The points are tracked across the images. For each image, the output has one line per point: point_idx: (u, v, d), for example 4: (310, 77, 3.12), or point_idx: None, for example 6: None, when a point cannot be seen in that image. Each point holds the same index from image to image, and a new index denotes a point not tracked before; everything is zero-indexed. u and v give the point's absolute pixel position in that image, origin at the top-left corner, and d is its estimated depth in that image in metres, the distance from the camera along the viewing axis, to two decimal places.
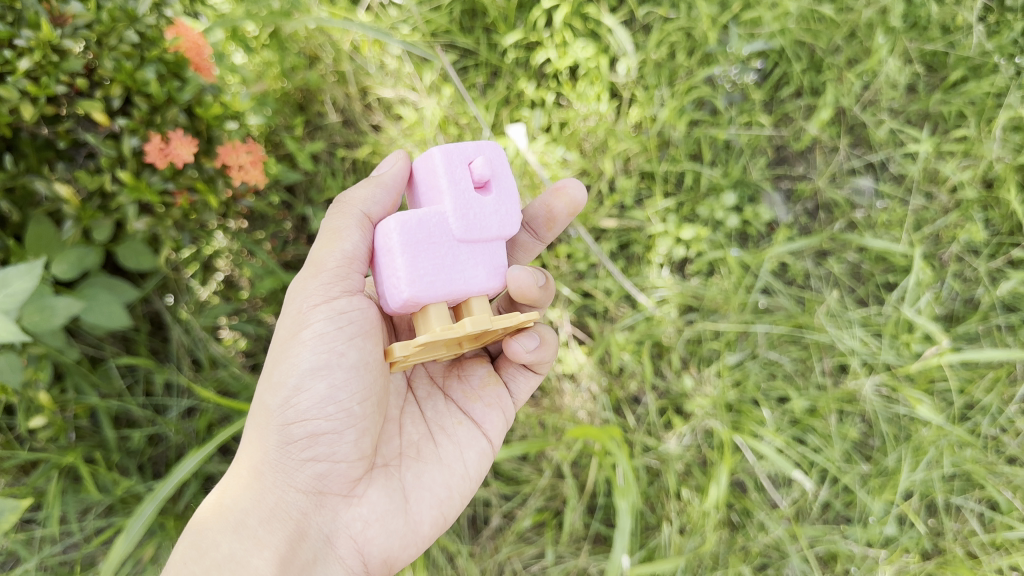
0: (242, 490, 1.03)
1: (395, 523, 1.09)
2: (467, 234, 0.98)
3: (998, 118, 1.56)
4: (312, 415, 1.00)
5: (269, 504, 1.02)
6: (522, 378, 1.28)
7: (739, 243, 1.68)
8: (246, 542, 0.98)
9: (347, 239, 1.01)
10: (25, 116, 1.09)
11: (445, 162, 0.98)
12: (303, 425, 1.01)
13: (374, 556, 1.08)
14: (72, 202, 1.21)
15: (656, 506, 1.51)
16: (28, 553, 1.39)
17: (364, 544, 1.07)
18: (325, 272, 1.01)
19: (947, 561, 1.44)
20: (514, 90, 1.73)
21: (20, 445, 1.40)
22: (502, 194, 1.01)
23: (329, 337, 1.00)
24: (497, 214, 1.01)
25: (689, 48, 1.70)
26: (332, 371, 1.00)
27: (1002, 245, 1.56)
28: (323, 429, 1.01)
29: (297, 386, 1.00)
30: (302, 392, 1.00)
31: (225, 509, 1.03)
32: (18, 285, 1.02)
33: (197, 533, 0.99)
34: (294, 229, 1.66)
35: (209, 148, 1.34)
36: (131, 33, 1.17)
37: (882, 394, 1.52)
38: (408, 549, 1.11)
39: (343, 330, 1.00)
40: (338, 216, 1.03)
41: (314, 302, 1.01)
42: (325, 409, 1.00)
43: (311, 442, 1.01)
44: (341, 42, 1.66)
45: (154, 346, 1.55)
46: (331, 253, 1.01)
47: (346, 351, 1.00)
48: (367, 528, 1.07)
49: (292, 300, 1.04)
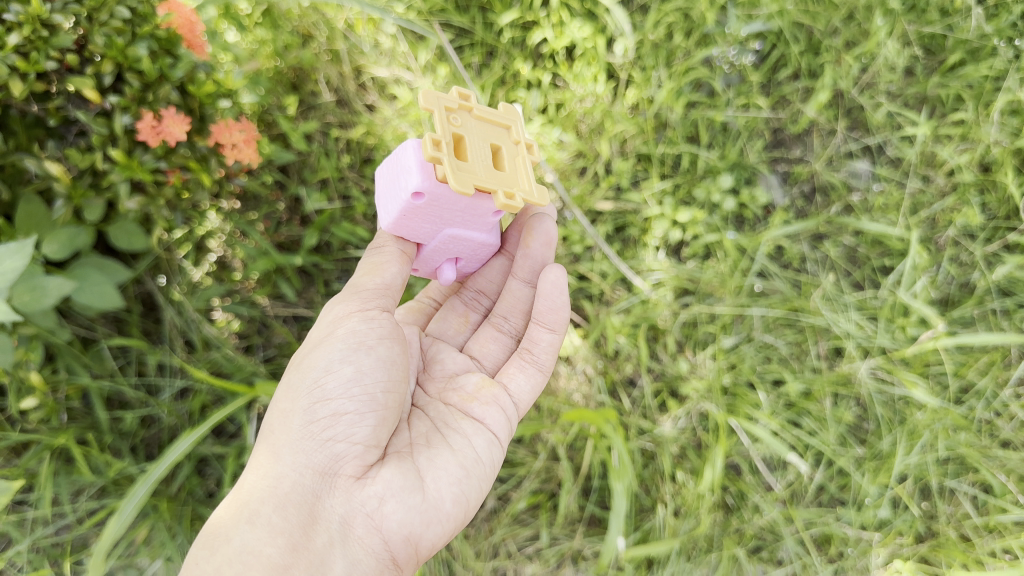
0: (258, 480, 1.01)
1: (412, 500, 1.05)
2: None
3: (996, 101, 1.56)
4: (337, 395, 1.01)
5: (284, 489, 1.00)
6: (521, 375, 1.27)
7: (736, 226, 1.67)
8: (260, 530, 0.96)
9: (387, 271, 1.08)
10: (14, 93, 1.07)
11: None
12: (327, 404, 1.01)
13: (393, 534, 1.04)
14: (63, 180, 1.19)
15: (651, 488, 1.51)
16: (20, 535, 1.39)
17: (381, 521, 1.03)
18: (367, 291, 1.07)
19: (940, 544, 1.45)
20: (510, 70, 1.71)
21: (12, 426, 1.40)
22: None
23: (361, 332, 1.03)
24: None
25: (687, 29, 1.69)
26: (360, 356, 1.03)
27: (999, 229, 1.56)
28: (346, 409, 1.01)
29: (326, 368, 1.02)
30: (330, 374, 1.02)
31: (240, 504, 1.00)
32: (8, 264, 0.99)
33: (211, 531, 0.98)
34: (287, 210, 1.64)
35: (202, 127, 1.31)
36: (122, 8, 1.14)
37: (878, 377, 1.52)
38: (430, 526, 1.07)
39: (375, 331, 1.04)
40: (376, 251, 1.09)
41: (351, 310, 1.06)
42: (350, 390, 1.01)
43: (332, 422, 1.01)
44: (335, 20, 1.65)
45: (147, 328, 1.53)
46: (371, 279, 1.07)
47: (375, 345, 1.04)
48: (383, 505, 1.03)
49: (329, 311, 1.09)
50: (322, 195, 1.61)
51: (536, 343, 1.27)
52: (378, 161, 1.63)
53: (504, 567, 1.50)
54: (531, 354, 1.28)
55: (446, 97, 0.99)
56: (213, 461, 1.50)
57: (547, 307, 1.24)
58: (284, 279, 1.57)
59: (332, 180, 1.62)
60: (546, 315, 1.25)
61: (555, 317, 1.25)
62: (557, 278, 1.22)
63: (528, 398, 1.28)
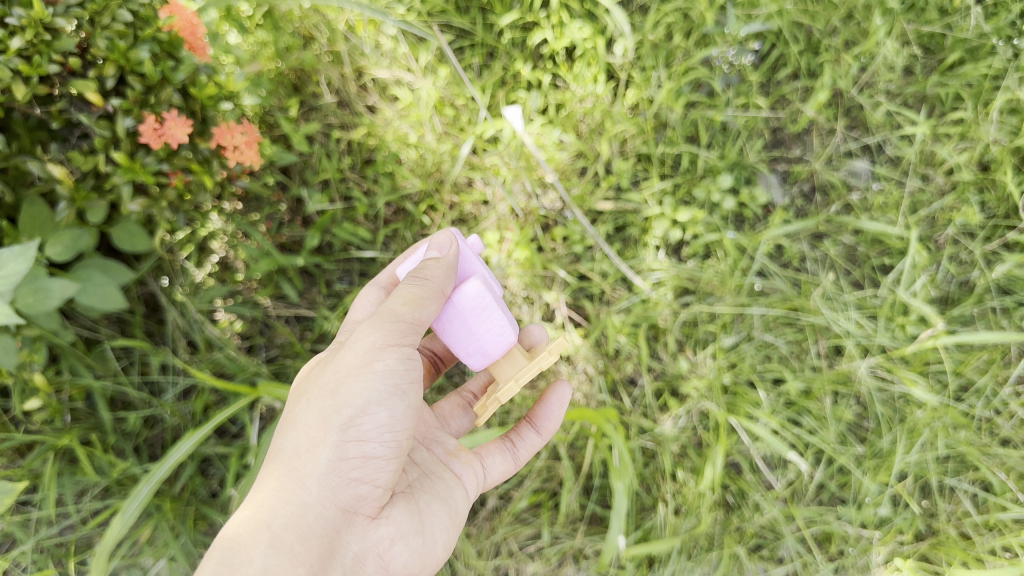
0: (281, 504, 0.99)
1: (415, 542, 1.10)
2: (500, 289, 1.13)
3: (995, 100, 1.57)
4: (372, 438, 0.98)
5: (307, 521, 0.99)
6: (499, 456, 1.28)
7: (735, 225, 1.67)
8: (283, 559, 0.96)
9: (425, 309, 0.97)
10: (18, 97, 1.07)
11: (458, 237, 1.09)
12: (360, 446, 0.98)
13: (395, 570, 1.10)
14: (66, 182, 1.20)
15: (652, 487, 1.52)
16: (25, 536, 1.39)
17: (388, 559, 1.08)
18: (404, 324, 0.98)
19: (940, 542, 1.46)
20: (510, 71, 1.72)
21: (16, 427, 1.40)
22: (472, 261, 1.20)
23: (399, 375, 0.97)
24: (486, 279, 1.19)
25: (686, 29, 1.69)
26: (397, 402, 0.97)
27: (999, 228, 1.56)
28: (378, 454, 0.99)
29: (362, 409, 0.97)
30: (366, 415, 0.97)
31: (259, 525, 0.99)
32: (12, 267, 1.00)
33: (229, 549, 0.96)
34: (289, 211, 1.65)
35: (204, 129, 1.33)
36: (124, 11, 1.15)
37: (877, 375, 1.52)
38: (426, 565, 1.13)
39: (412, 373, 0.99)
40: (417, 283, 0.98)
41: (388, 344, 0.99)
42: (384, 435, 0.98)
43: (362, 463, 0.99)
44: (336, 22, 1.66)
45: (150, 329, 1.54)
46: (410, 311, 0.97)
47: (411, 391, 0.99)
48: (392, 545, 1.08)
49: (362, 337, 1.00)
50: (324, 196, 1.62)
51: (522, 438, 1.29)
52: (378, 162, 1.64)
53: (506, 566, 1.52)
54: (513, 445, 1.29)
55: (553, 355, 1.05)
56: (217, 461, 1.51)
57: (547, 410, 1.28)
58: (286, 279, 1.59)
59: (333, 181, 1.63)
60: (543, 420, 1.28)
61: (548, 424, 1.28)
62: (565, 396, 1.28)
63: (497, 478, 1.29)
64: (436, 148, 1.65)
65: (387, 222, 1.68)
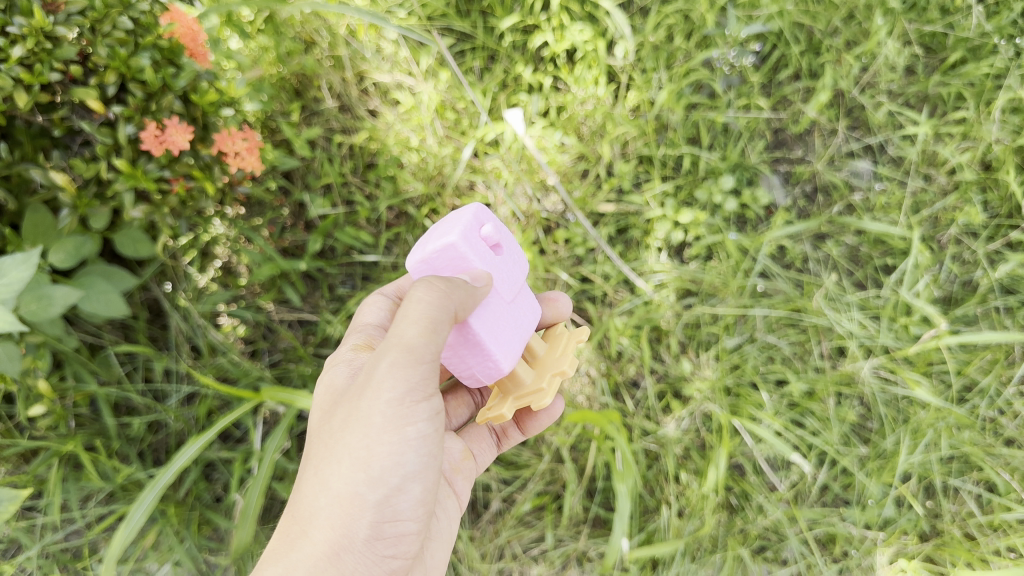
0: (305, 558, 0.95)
1: None
2: (512, 293, 1.02)
3: (997, 99, 1.56)
4: (406, 515, 1.00)
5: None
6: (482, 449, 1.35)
7: (737, 227, 1.67)
8: None
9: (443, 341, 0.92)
10: (19, 105, 1.07)
11: (471, 248, 0.93)
12: (394, 523, 0.99)
13: None
14: (68, 190, 1.20)
15: (655, 489, 1.52)
16: (30, 541, 1.40)
17: None
18: (428, 366, 0.94)
19: (945, 543, 1.45)
20: (511, 74, 1.72)
21: (21, 433, 1.40)
22: (510, 250, 1.01)
23: (431, 439, 0.98)
24: (513, 263, 1.03)
25: (687, 31, 1.70)
26: (428, 472, 1.00)
27: (1001, 227, 1.56)
28: (408, 529, 1.01)
29: (399, 487, 0.97)
30: (400, 493, 0.97)
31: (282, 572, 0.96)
32: (14, 275, 1.00)
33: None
34: (292, 215, 1.66)
35: (205, 135, 1.33)
36: (125, 18, 1.15)
37: (880, 376, 1.52)
38: None
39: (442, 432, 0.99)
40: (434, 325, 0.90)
41: (422, 398, 0.96)
42: (415, 509, 1.01)
43: (395, 539, 1.01)
44: (337, 27, 1.67)
45: (153, 334, 1.53)
46: (433, 349, 0.92)
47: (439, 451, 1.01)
48: None
49: (385, 391, 0.93)
50: (326, 201, 1.62)
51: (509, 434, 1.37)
52: (380, 165, 1.64)
53: (509, 569, 1.51)
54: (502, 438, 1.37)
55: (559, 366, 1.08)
56: (220, 466, 1.51)
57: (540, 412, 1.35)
58: (289, 284, 1.59)
59: (335, 185, 1.63)
60: (532, 428, 1.35)
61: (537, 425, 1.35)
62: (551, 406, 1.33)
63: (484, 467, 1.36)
64: (437, 152, 1.65)
65: (389, 226, 1.68)
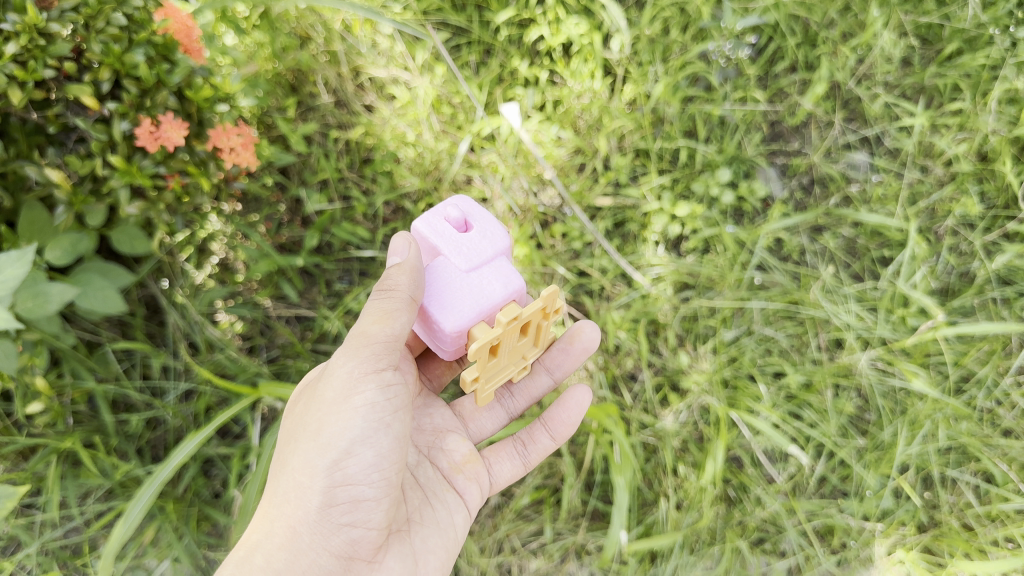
0: (271, 524, 1.05)
1: None
2: (471, 264, 1.09)
3: (993, 90, 1.57)
4: (359, 480, 1.03)
5: (303, 566, 1.03)
6: (506, 462, 1.34)
7: (735, 220, 1.66)
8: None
9: (393, 321, 1.04)
10: (14, 102, 1.07)
11: (429, 230, 1.13)
12: (348, 489, 1.03)
13: None
14: (64, 187, 1.19)
15: (654, 482, 1.51)
16: (29, 538, 1.40)
17: None
18: (372, 345, 1.04)
19: (943, 534, 1.45)
20: (508, 68, 1.72)
21: (19, 430, 1.40)
22: (482, 226, 1.14)
23: (380, 408, 1.04)
24: (485, 240, 1.12)
25: (683, 24, 1.70)
26: (379, 438, 1.04)
27: (998, 218, 1.56)
28: (365, 496, 1.04)
29: (347, 451, 1.02)
30: (351, 457, 1.02)
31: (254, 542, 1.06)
32: (9, 272, 1.00)
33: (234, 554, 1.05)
34: (288, 211, 1.65)
35: (200, 131, 1.33)
36: (119, 15, 1.14)
37: (878, 368, 1.52)
38: None
39: (391, 403, 1.05)
40: (384, 296, 1.04)
41: (365, 372, 1.04)
42: (370, 475, 1.03)
43: (352, 508, 1.04)
44: (332, 22, 1.67)
45: (151, 331, 1.53)
46: (379, 328, 1.04)
47: (392, 422, 1.05)
48: None
49: (338, 367, 1.06)
50: (323, 196, 1.62)
51: (534, 441, 1.34)
52: (377, 160, 1.64)
53: (509, 563, 1.51)
54: (524, 448, 1.34)
55: (529, 310, 1.07)
56: (219, 462, 1.51)
57: (564, 415, 1.32)
58: (286, 279, 1.59)
59: (332, 181, 1.62)
60: (556, 425, 1.33)
61: (562, 429, 1.33)
62: (581, 399, 1.32)
63: (505, 481, 1.35)
64: (433, 147, 1.65)
65: (386, 221, 1.68)
